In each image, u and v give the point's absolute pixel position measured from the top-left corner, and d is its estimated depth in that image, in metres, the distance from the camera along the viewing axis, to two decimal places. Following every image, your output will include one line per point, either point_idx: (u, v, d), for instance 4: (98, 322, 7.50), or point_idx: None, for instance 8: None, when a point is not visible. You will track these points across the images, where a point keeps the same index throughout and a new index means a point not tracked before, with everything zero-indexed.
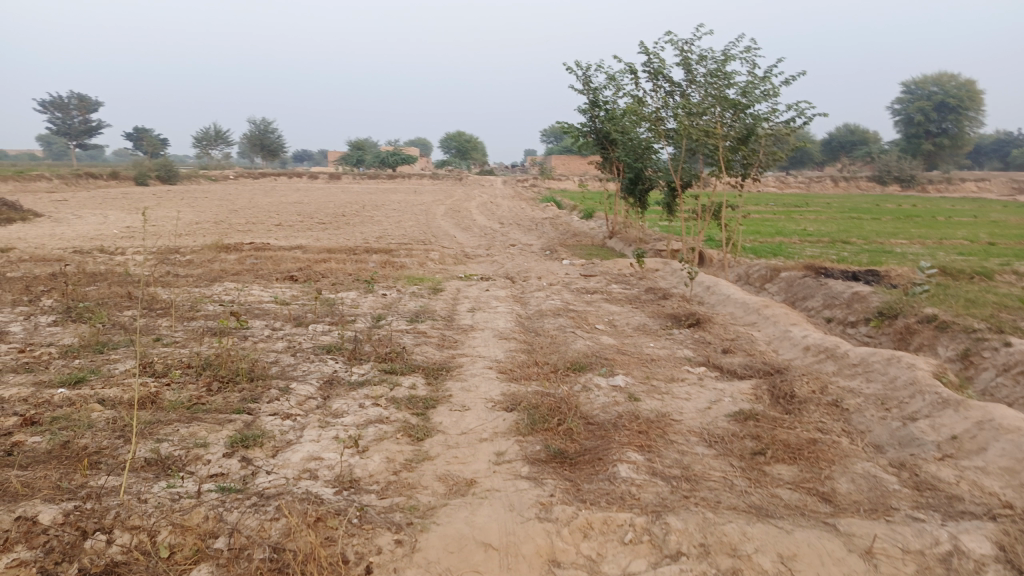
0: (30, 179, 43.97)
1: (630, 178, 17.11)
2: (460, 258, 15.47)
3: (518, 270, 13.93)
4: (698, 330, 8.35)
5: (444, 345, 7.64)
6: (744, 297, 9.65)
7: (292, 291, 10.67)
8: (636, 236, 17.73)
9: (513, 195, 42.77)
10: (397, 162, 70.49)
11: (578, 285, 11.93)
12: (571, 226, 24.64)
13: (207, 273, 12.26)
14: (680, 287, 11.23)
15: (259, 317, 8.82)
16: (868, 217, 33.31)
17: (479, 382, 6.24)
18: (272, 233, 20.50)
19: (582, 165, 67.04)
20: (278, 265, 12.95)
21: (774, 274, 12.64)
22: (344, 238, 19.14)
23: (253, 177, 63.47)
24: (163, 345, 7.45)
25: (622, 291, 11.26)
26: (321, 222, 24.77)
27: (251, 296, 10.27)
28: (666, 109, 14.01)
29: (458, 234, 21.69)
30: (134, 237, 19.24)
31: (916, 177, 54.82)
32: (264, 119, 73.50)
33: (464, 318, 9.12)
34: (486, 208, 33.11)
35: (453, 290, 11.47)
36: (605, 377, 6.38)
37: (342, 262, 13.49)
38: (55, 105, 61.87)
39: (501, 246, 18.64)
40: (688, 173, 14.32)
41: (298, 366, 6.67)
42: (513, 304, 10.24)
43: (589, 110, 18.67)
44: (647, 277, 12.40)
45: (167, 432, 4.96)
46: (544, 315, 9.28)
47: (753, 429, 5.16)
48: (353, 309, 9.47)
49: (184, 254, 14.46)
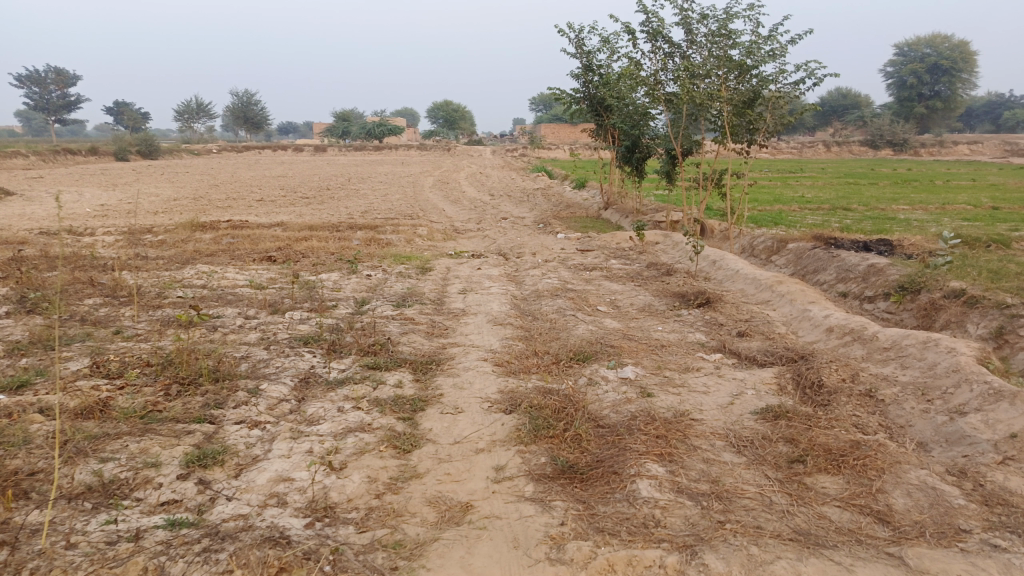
0: (6, 157, 42.70)
1: (625, 146, 16.36)
2: (449, 234, 14.74)
3: (511, 245, 13.24)
4: (708, 310, 7.72)
5: (433, 333, 6.98)
6: (754, 273, 9.01)
7: (270, 273, 9.94)
8: (632, 207, 17.02)
9: (502, 165, 41.86)
10: (384, 133, 69.12)
11: (575, 262, 11.26)
12: (563, 197, 23.91)
13: (180, 255, 11.51)
14: (684, 262, 10.58)
15: (232, 305, 8.12)
16: (863, 183, 32.66)
17: (473, 377, 5.59)
18: (254, 209, 19.67)
19: (572, 133, 66.04)
20: (256, 245, 12.21)
21: (781, 246, 12.00)
22: (328, 214, 18.33)
23: (236, 151, 62.12)
24: (123, 340, 6.75)
25: (622, 267, 10.61)
26: (305, 196, 23.93)
27: (225, 280, 9.53)
28: (666, 71, 13.23)
29: (446, 207, 20.92)
30: (107, 216, 18.37)
31: (908, 141, 54.17)
32: (247, 91, 71.94)
33: (455, 301, 8.45)
34: (474, 179, 32.32)
35: (443, 269, 10.77)
36: (613, 370, 5.74)
37: (325, 240, 12.75)
38: (31, 79, 60.16)
39: (492, 219, 17.91)
40: (689, 140, 13.59)
41: (271, 362, 6.00)
42: (507, 284, 9.57)
43: (582, 75, 17.84)
44: (647, 252, 11.75)
45: (115, 449, 4.29)
46: (541, 296, 8.62)
47: (786, 431, 4.54)
48: (335, 294, 8.77)
49: (158, 234, 13.66)
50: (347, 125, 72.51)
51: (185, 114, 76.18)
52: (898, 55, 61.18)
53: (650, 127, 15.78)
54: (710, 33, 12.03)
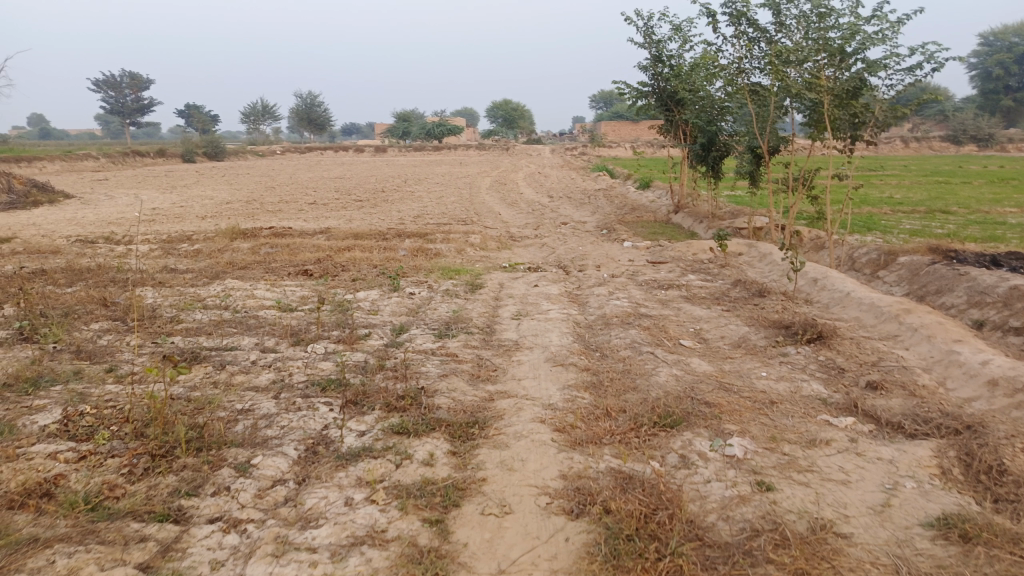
0: (77, 158, 43.60)
1: (700, 144, 14.78)
2: (506, 242, 13.47)
3: (573, 255, 11.89)
4: (822, 351, 6.18)
5: (478, 376, 5.68)
6: (871, 297, 7.41)
7: (302, 292, 8.85)
8: (707, 212, 15.42)
9: (560, 165, 40.52)
10: (442, 134, 68.54)
11: (647, 277, 9.83)
12: (627, 199, 22.39)
13: (213, 267, 10.58)
14: (777, 280, 9.03)
15: (251, 333, 7.00)
16: (953, 182, 29.93)
17: (526, 450, 4.25)
18: (303, 214, 18.84)
19: (632, 131, 64.07)
20: (295, 255, 11.19)
21: (889, 259, 10.27)
22: (378, 219, 17.31)
23: (298, 152, 62.50)
24: (113, 380, 5.68)
25: (703, 285, 9.13)
26: (358, 199, 23.10)
27: (251, 299, 8.47)
28: (752, 59, 11.62)
29: (502, 211, 19.68)
30: (154, 221, 17.78)
31: (995, 136, 50.36)
32: (310, 93, 72.60)
33: (507, 329, 7.15)
34: (532, 179, 31.08)
35: (495, 286, 9.51)
36: (716, 445, 4.32)
37: (369, 250, 11.65)
38: (107, 84, 62.00)
39: (551, 224, 16.55)
40: (776, 137, 11.92)
41: (275, 419, 4.79)
42: (569, 306, 8.20)
43: (650, 67, 16.31)
44: (731, 266, 10.22)
45: (34, 567, 3.09)
46: (611, 324, 7.23)
47: (989, 570, 3.05)
48: (369, 319, 7.57)
49: (196, 242, 12.83)
50: (405, 125, 72.31)
51: (251, 116, 77.41)
52: (983, 44, 57.09)
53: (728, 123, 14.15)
54: (804, 13, 10.43)
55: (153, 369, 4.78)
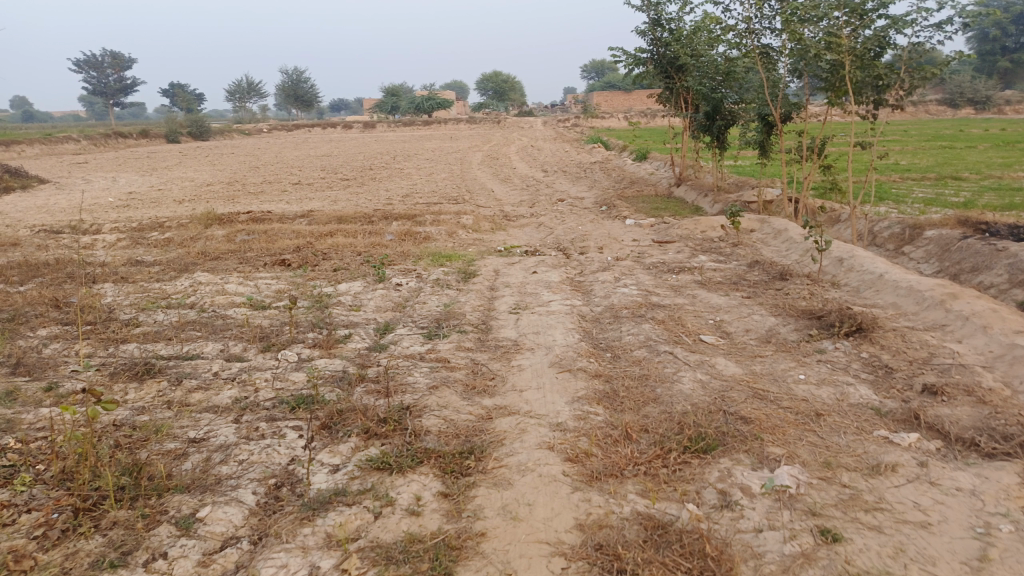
0: (57, 141, 42.34)
1: (705, 112, 13.92)
2: (500, 223, 12.65)
3: (573, 236, 11.09)
4: (864, 347, 5.44)
5: (474, 386, 4.93)
6: (909, 281, 6.65)
7: (277, 286, 8.03)
8: (711, 185, 14.61)
9: (553, 137, 39.46)
10: (432, 108, 67.10)
11: (655, 260, 9.05)
12: (624, 172, 21.52)
13: (183, 258, 9.74)
14: (798, 261, 8.26)
15: (216, 338, 6.22)
16: (956, 146, 29.11)
17: (534, 491, 3.51)
18: (287, 196, 17.91)
19: (625, 101, 62.84)
20: (273, 243, 10.36)
21: (914, 233, 9.52)
22: (365, 199, 16.42)
23: (286, 130, 61.09)
24: (51, 402, 4.90)
25: (717, 269, 8.35)
26: (346, 179, 22.18)
27: (221, 296, 7.67)
28: (761, 19, 10.75)
29: (495, 188, 18.81)
30: (129, 207, 16.85)
31: (992, 98, 49.48)
32: (296, 69, 71.00)
33: (505, 325, 6.39)
34: (526, 152, 30.15)
35: (490, 273, 8.73)
36: (770, 485, 3.49)
37: (353, 235, 10.82)
38: (89, 64, 60.43)
39: (547, 201, 15.72)
40: (789, 104, 11.09)
41: (233, 451, 4.03)
42: (572, 296, 7.43)
43: (649, 32, 15.38)
44: (745, 246, 9.45)
45: None
46: (621, 317, 6.47)
47: None
48: (350, 317, 6.80)
49: (168, 230, 11.96)
50: (394, 100, 70.78)
51: (237, 94, 75.77)
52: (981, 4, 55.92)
53: (734, 89, 13.28)
54: None
55: (69, 406, 3.78)
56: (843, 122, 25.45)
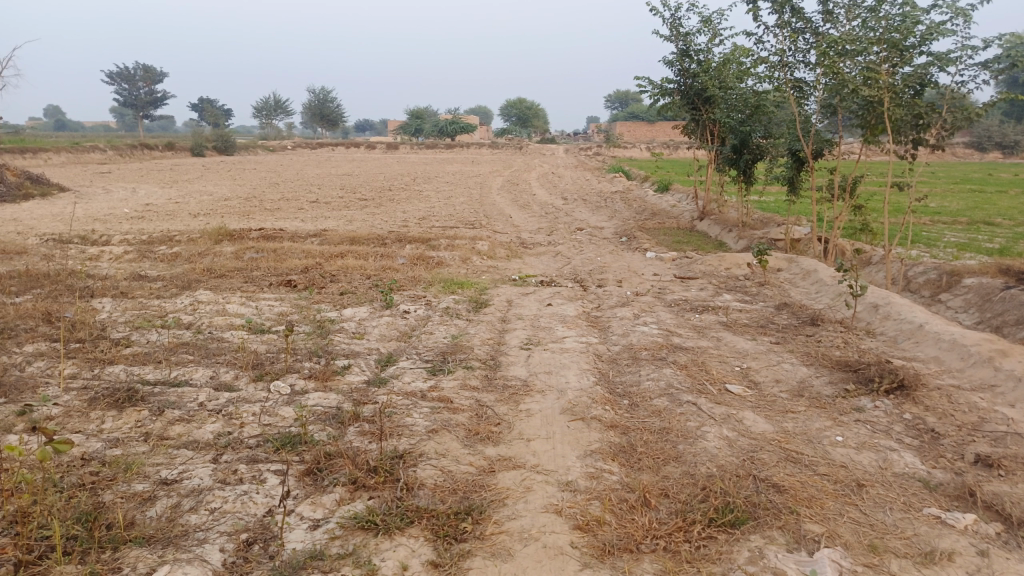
0: (84, 150, 42.78)
1: (732, 145, 13.54)
2: (516, 250, 12.28)
3: (591, 267, 10.68)
4: (906, 407, 4.96)
5: (477, 432, 4.51)
6: (953, 333, 6.16)
7: (280, 309, 7.68)
8: (736, 220, 14.19)
9: (574, 165, 39.25)
10: (455, 132, 67.36)
11: (676, 298, 8.61)
12: (645, 203, 21.14)
13: (187, 274, 9.44)
14: (829, 305, 7.79)
15: (207, 363, 5.85)
16: (986, 190, 28.50)
17: (537, 566, 3.08)
18: (302, 214, 17.67)
19: (647, 132, 62.72)
20: (281, 262, 10.05)
21: (952, 280, 9.03)
22: (380, 220, 16.14)
23: (309, 147, 61.52)
24: (21, 428, 4.54)
25: (743, 310, 7.90)
26: (363, 199, 21.97)
27: (220, 317, 7.32)
28: (796, 52, 10.39)
29: (514, 214, 18.48)
30: (144, 218, 16.69)
31: (1020, 143, 48.78)
32: (323, 88, 71.73)
33: (515, 362, 5.98)
34: (546, 180, 29.93)
35: (502, 303, 8.33)
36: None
37: (363, 257, 10.48)
38: (121, 76, 61.42)
39: (565, 230, 15.35)
40: (820, 140, 10.68)
41: (205, 497, 3.63)
42: (588, 332, 7.01)
43: (677, 62, 15.08)
44: (771, 287, 8.99)
45: None
46: (639, 359, 6.03)
47: None
48: (351, 346, 6.42)
49: (177, 244, 11.69)
50: (418, 122, 71.21)
51: (263, 111, 76.61)
52: None
53: (763, 122, 12.90)
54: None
55: (14, 446, 3.22)
56: (882, 165, 25.03)
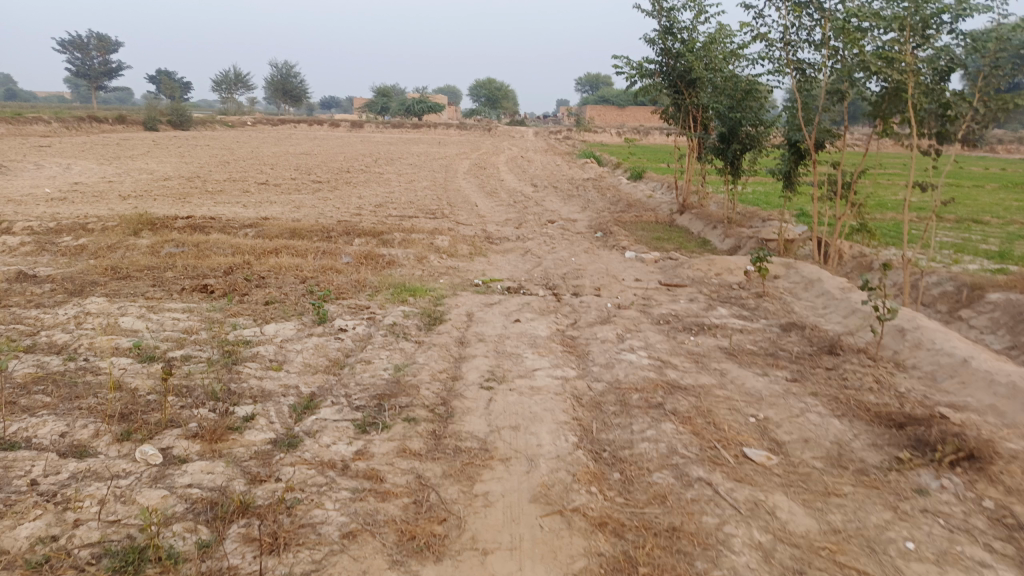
0: (27, 122, 40.11)
1: (720, 134, 12.31)
2: (480, 246, 10.93)
3: (564, 270, 9.40)
4: (983, 489, 3.78)
5: (413, 537, 3.19)
6: (1013, 374, 5.00)
7: (186, 326, 6.24)
8: (721, 215, 13.03)
9: (545, 149, 37.81)
10: (422, 111, 65.45)
11: (665, 312, 7.37)
12: (620, 192, 19.93)
13: (86, 274, 7.91)
14: (846, 329, 6.60)
15: (63, 410, 4.42)
16: (964, 185, 27.88)
17: None
18: (248, 198, 16.04)
19: (618, 117, 61.49)
20: (204, 259, 8.57)
21: (973, 295, 7.93)
22: (333, 207, 14.65)
23: (270, 124, 59.05)
24: None
25: (744, 331, 6.68)
26: (318, 182, 20.37)
27: (106, 336, 5.86)
28: (800, 30, 9.19)
29: (480, 202, 17.10)
30: (66, 200, 14.89)
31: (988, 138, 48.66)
32: (287, 63, 69.35)
33: (470, 408, 4.66)
34: (515, 164, 28.57)
35: (461, 316, 7.00)
36: None
37: (302, 255, 9.05)
38: (72, 43, 58.15)
39: (535, 222, 14.02)
40: (824, 130, 9.46)
41: None
42: (562, 361, 5.72)
43: (659, 41, 13.81)
44: (772, 300, 7.80)
45: None
46: (629, 405, 4.76)
47: None
48: (262, 382, 5.04)
49: (88, 234, 10.08)
50: (385, 101, 69.02)
51: (223, 85, 73.51)
52: None
53: (755, 109, 11.66)
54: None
55: None
56: (870, 159, 24.30)
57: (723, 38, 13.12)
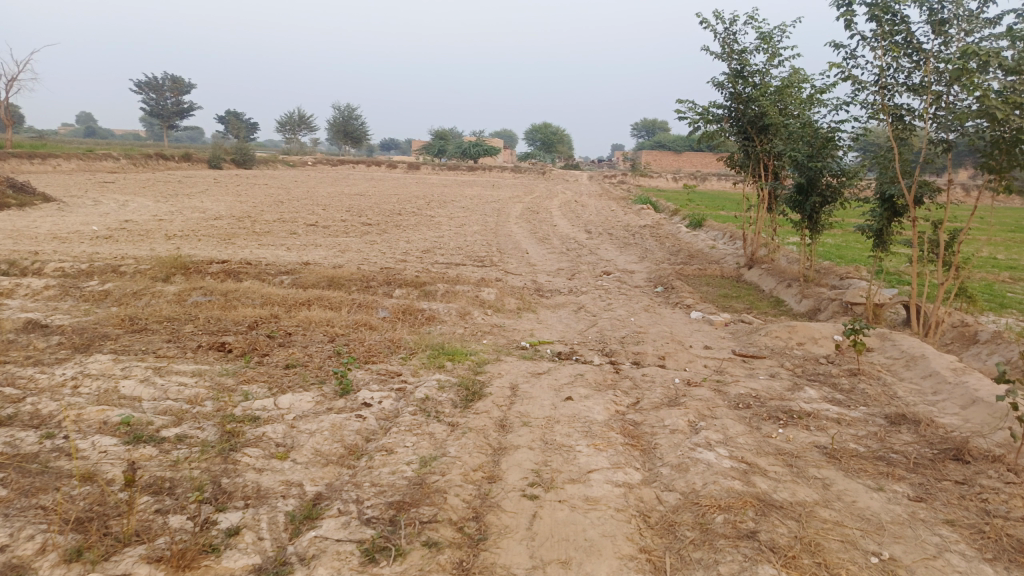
0: (97, 158, 41.41)
1: (797, 184, 11.25)
2: (529, 300, 10.04)
3: (623, 332, 8.41)
4: None
5: None
6: None
7: (191, 395, 5.46)
8: (796, 272, 11.88)
9: (600, 194, 37.04)
10: (478, 154, 65.66)
11: (743, 391, 6.31)
12: (680, 241, 18.89)
13: (101, 325, 7.28)
14: (970, 428, 5.44)
15: (14, 511, 3.63)
16: None
17: None
18: (293, 240, 15.55)
19: (675, 163, 60.41)
20: (229, 311, 7.89)
21: None
22: (378, 253, 14.01)
23: (329, 164, 59.97)
24: None
25: (842, 424, 5.57)
26: (368, 224, 19.93)
27: (95, 405, 5.11)
28: (898, 71, 8.17)
29: (532, 249, 16.28)
30: (112, 239, 14.63)
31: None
32: (348, 106, 70.86)
33: (509, 528, 3.71)
34: (569, 209, 27.80)
35: (505, 388, 6.08)
36: None
37: (335, 308, 8.30)
38: (148, 85, 60.44)
39: (589, 273, 13.09)
40: (924, 183, 8.35)
41: None
42: (624, 457, 4.72)
43: (728, 85, 12.90)
44: (869, 382, 6.65)
45: None
46: (713, 534, 3.73)
47: None
48: (260, 475, 4.19)
49: (118, 278, 9.57)
50: (442, 143, 69.66)
51: (287, 126, 75.37)
52: None
53: (838, 157, 10.58)
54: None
55: None
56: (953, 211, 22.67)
57: (798, 81, 12.15)
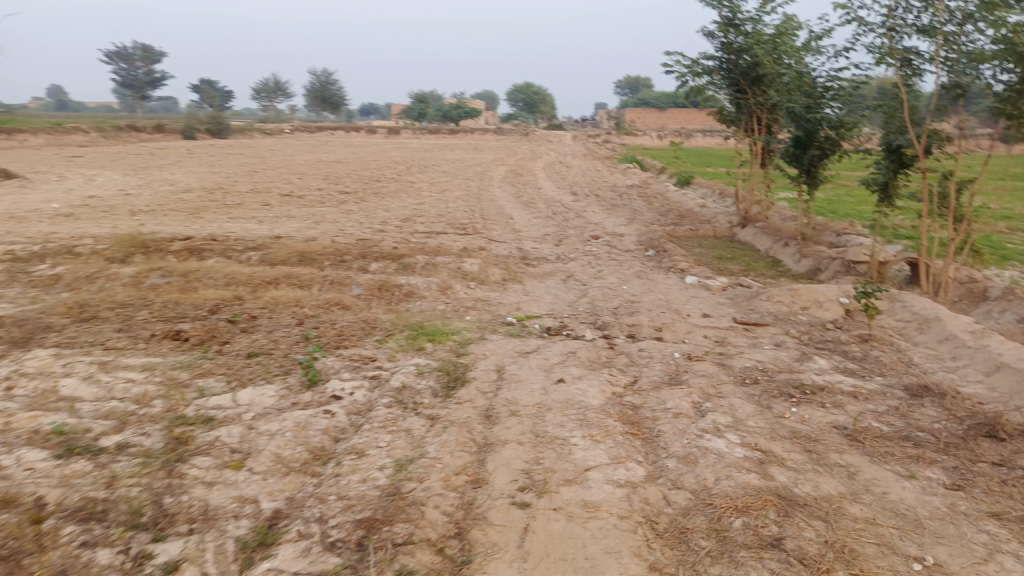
0: (65, 132, 39.99)
1: (793, 138, 10.65)
2: (515, 270, 9.46)
3: (615, 301, 7.86)
4: None
5: None
6: None
7: (138, 393, 4.87)
8: (793, 230, 11.35)
9: (585, 154, 36.27)
10: (459, 117, 64.34)
11: (748, 364, 5.80)
12: (669, 201, 18.29)
13: (46, 315, 6.64)
14: (998, 399, 4.97)
15: None
16: None
17: None
18: (266, 213, 14.81)
19: (659, 119, 59.43)
20: (190, 294, 7.26)
21: None
22: (356, 223, 13.34)
23: (307, 131, 58.56)
24: None
25: (859, 399, 5.08)
26: (346, 192, 19.18)
27: (27, 411, 4.52)
28: (907, 11, 7.54)
29: (516, 214, 15.65)
30: (73, 217, 13.84)
31: None
32: (325, 71, 69.00)
33: (496, 548, 3.21)
34: (554, 170, 27.11)
35: (489, 371, 5.53)
36: None
37: (306, 286, 7.69)
38: (116, 55, 58.39)
39: (577, 238, 12.50)
40: (934, 133, 7.78)
41: None
42: (624, 449, 4.21)
43: (718, 34, 12.19)
44: (882, 349, 6.17)
45: None
46: (731, 544, 3.24)
47: None
48: (209, 491, 3.64)
49: (72, 260, 8.88)
50: (422, 106, 68.17)
51: (262, 94, 73.40)
52: None
53: (837, 107, 9.97)
54: None
55: None
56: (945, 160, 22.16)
57: (791, 29, 11.47)
